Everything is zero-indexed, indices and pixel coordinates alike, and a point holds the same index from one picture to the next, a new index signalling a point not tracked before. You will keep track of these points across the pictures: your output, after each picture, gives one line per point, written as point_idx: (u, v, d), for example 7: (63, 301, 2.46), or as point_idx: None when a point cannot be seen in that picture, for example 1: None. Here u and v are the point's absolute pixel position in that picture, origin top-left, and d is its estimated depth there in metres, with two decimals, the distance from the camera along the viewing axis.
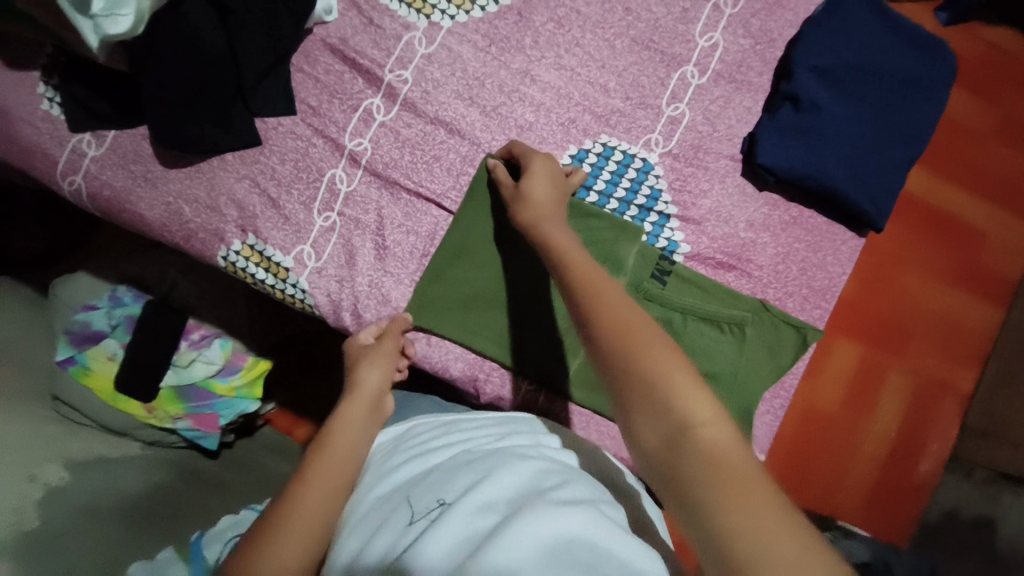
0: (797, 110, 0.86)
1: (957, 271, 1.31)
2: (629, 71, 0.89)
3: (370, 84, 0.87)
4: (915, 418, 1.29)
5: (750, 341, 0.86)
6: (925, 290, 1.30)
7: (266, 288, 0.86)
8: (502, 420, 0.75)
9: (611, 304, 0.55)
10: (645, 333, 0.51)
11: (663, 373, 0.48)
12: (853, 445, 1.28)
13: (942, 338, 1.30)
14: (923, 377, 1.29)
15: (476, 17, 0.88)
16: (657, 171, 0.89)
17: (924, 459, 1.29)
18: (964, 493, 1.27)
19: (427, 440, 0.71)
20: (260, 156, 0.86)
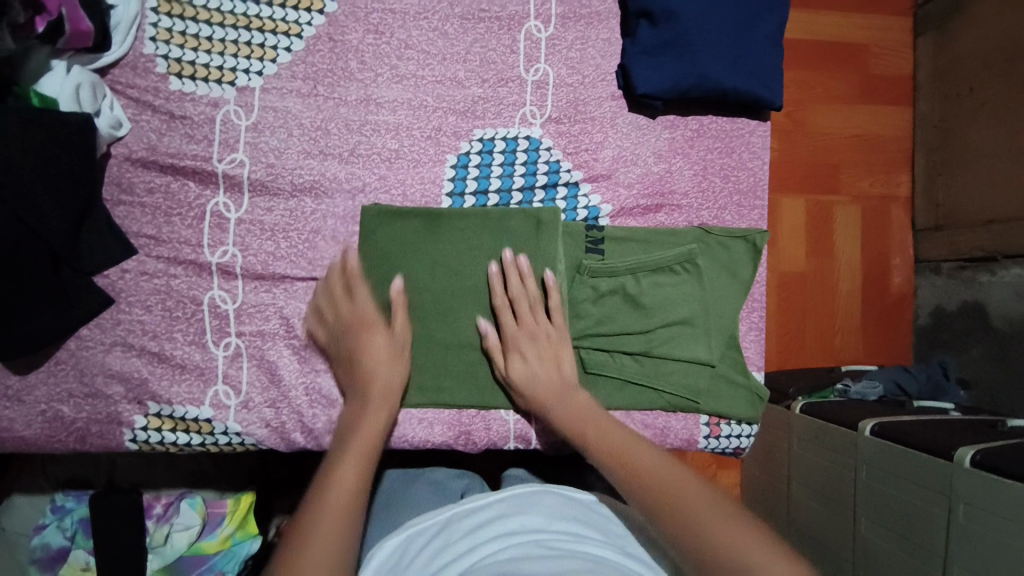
0: (654, 24, 0.78)
1: (859, 92, 1.42)
2: (473, 52, 0.80)
3: (203, 184, 0.75)
4: (871, 238, 1.44)
5: (707, 272, 0.82)
6: (836, 120, 1.42)
7: (196, 448, 0.75)
8: (516, 501, 0.61)
9: (669, 477, 0.56)
10: (704, 510, 0.53)
11: (746, 552, 0.49)
12: (831, 285, 1.42)
13: (864, 157, 1.43)
14: (865, 200, 1.43)
15: (285, 62, 0.76)
16: (547, 143, 0.81)
17: (894, 271, 1.45)
18: (941, 288, 1.39)
19: (435, 555, 0.54)
20: (121, 314, 0.73)
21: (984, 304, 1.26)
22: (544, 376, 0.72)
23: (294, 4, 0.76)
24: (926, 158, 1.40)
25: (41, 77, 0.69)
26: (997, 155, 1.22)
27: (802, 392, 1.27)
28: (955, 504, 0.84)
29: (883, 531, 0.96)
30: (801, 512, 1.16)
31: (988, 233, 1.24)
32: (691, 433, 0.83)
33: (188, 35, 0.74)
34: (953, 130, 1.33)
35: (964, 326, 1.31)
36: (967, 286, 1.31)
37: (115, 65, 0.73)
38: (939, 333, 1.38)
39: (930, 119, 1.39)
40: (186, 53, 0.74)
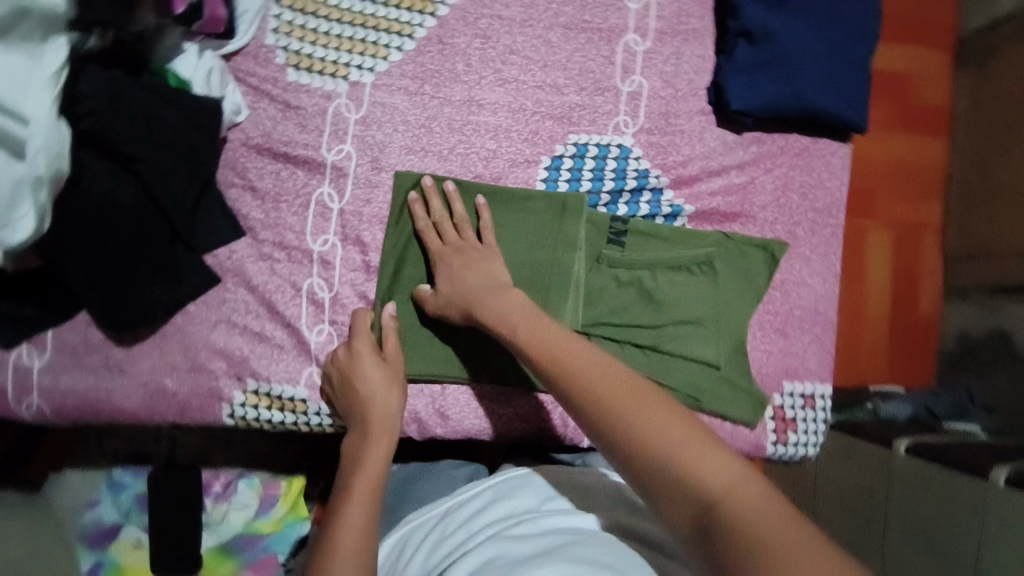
0: (753, 44, 0.81)
1: (896, 120, 1.46)
2: (573, 60, 0.82)
3: (311, 173, 0.77)
4: (901, 263, 1.47)
5: (723, 274, 0.84)
6: (872, 147, 1.46)
7: (289, 427, 0.77)
8: (503, 486, 0.69)
9: (595, 380, 0.53)
10: (625, 403, 0.51)
11: (668, 448, 0.47)
12: (859, 307, 1.47)
13: (899, 184, 1.47)
14: (897, 225, 1.47)
15: (396, 60, 0.78)
16: (636, 153, 0.84)
17: (920, 295, 1.48)
18: (966, 314, 1.42)
19: (438, 536, 0.63)
20: (227, 293, 0.76)
21: (1011, 332, 1.27)
22: (472, 282, 0.69)
23: (409, 6, 0.78)
24: (960, 187, 1.43)
25: (175, 57, 0.71)
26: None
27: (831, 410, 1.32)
28: (987, 525, 0.81)
29: (910, 550, 0.92)
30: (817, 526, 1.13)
31: (1017, 264, 1.27)
32: (759, 439, 0.86)
33: (308, 29, 0.77)
34: (987, 162, 1.35)
35: (986, 352, 1.34)
36: (994, 313, 1.33)
37: (238, 53, 0.76)
38: (964, 361, 1.40)
39: (965, 149, 1.42)
40: (304, 47, 0.77)
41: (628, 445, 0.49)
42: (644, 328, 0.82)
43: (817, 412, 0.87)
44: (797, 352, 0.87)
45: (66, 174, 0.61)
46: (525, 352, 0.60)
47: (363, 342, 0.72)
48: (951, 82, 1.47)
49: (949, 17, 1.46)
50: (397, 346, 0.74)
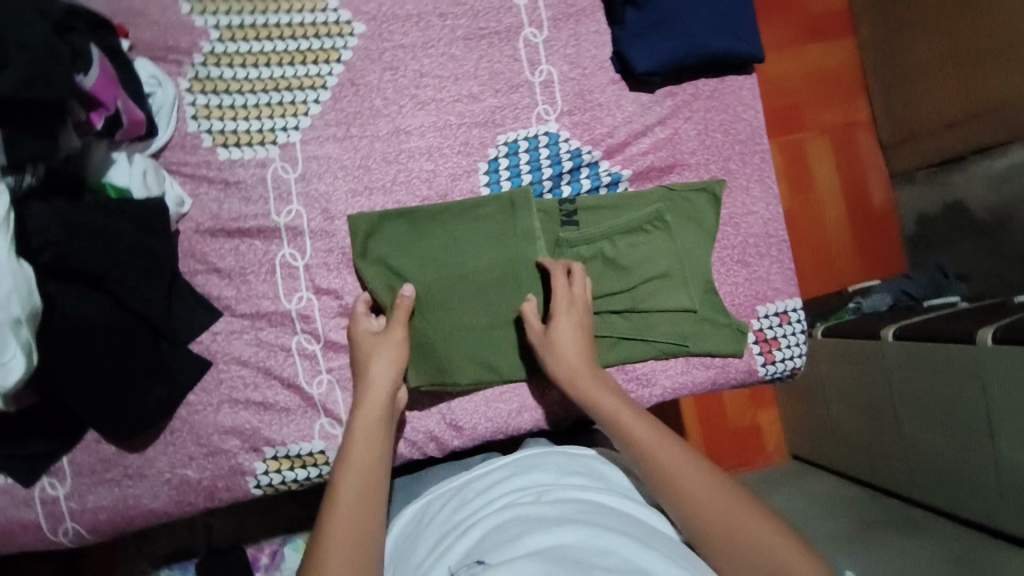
0: (639, 8, 0.87)
1: (803, 34, 1.54)
2: (482, 67, 0.86)
3: (268, 240, 0.80)
4: (844, 164, 1.56)
5: (676, 224, 0.88)
6: (787, 65, 1.54)
7: (316, 481, 0.80)
8: (525, 459, 0.72)
9: (667, 456, 0.63)
10: (696, 479, 0.61)
11: (728, 517, 0.58)
12: (817, 215, 1.55)
13: (821, 92, 1.55)
14: (830, 130, 1.56)
15: (317, 112, 0.82)
16: (564, 135, 0.88)
17: (872, 189, 1.57)
18: (918, 196, 1.49)
19: (456, 511, 0.66)
20: (221, 374, 0.78)
21: (964, 203, 1.34)
22: (569, 340, 0.76)
23: (313, 59, 0.82)
24: (878, 80, 1.52)
25: (107, 169, 0.73)
26: (943, 64, 1.32)
27: (819, 318, 1.40)
28: (989, 383, 0.92)
29: (929, 425, 1.05)
30: (844, 424, 1.28)
31: (948, 135, 1.34)
32: (750, 363, 0.91)
33: (226, 106, 0.80)
34: (895, 49, 1.44)
35: (942, 228, 1.43)
36: (942, 189, 1.40)
37: (165, 149, 0.79)
38: (928, 238, 1.48)
39: (872, 44, 1.51)
40: (227, 124, 0.79)
41: (695, 513, 0.59)
42: (619, 294, 0.87)
43: (793, 325, 0.92)
44: (760, 276, 0.92)
45: (39, 308, 0.62)
46: (613, 420, 0.68)
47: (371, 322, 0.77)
48: None
49: None
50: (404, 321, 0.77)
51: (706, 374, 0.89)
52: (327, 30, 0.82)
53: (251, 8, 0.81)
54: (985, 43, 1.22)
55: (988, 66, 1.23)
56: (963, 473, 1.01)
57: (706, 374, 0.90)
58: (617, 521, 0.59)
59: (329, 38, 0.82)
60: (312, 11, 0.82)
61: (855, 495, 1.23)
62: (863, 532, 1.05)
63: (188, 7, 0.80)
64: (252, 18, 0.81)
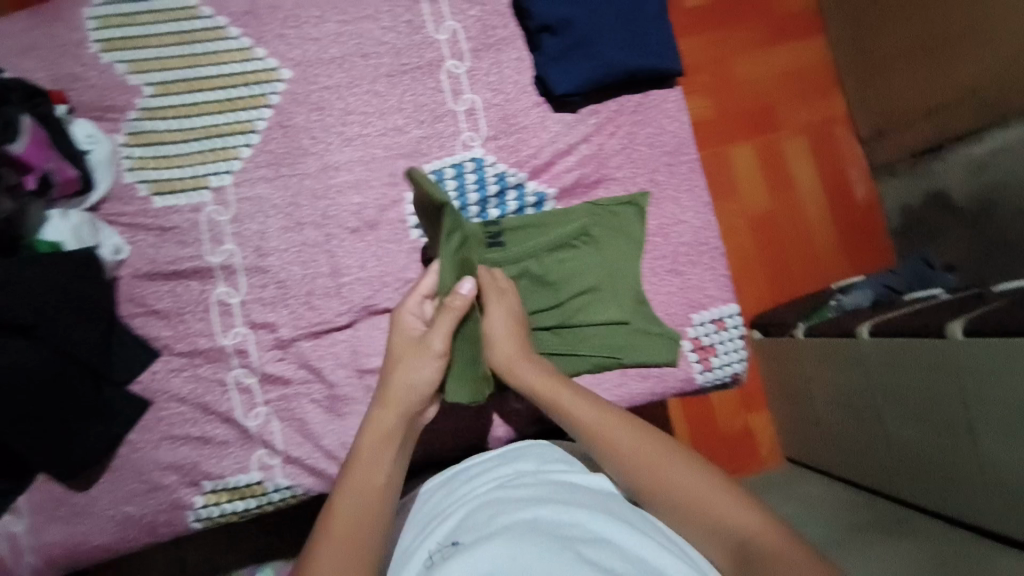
0: (556, 34, 0.88)
1: (773, 34, 1.55)
2: (406, 100, 0.89)
3: (204, 280, 0.83)
4: (823, 159, 1.55)
5: (603, 238, 0.89)
6: (759, 65, 1.55)
7: (255, 511, 0.83)
8: (510, 450, 0.75)
9: (597, 420, 0.67)
10: (623, 436, 0.65)
11: (653, 464, 0.62)
12: (800, 212, 1.53)
13: (794, 91, 1.55)
14: (807, 127, 1.55)
15: (248, 155, 0.85)
16: (490, 160, 0.90)
17: (854, 183, 1.55)
18: (901, 187, 1.48)
19: (445, 498, 0.69)
20: (162, 411, 0.82)
21: (947, 191, 1.34)
22: (501, 344, 0.76)
23: (243, 105, 0.85)
24: (851, 75, 1.52)
25: (43, 227, 0.79)
26: (913, 53, 1.33)
27: (800, 317, 1.35)
28: (963, 377, 0.91)
29: (911, 423, 1.03)
30: (830, 427, 1.28)
31: (927, 123, 1.34)
32: (687, 372, 0.92)
33: (161, 156, 0.84)
34: (865, 43, 1.45)
35: (928, 218, 1.41)
36: (924, 177, 1.40)
37: (104, 200, 0.84)
38: (912, 228, 1.47)
39: (843, 40, 1.52)
40: (162, 173, 0.84)
41: (626, 466, 0.63)
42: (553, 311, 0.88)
43: (730, 331, 0.93)
44: (693, 284, 0.94)
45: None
46: (544, 399, 0.72)
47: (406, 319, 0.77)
48: None
49: None
50: (449, 324, 0.74)
51: (642, 386, 0.90)
52: (255, 77, 0.86)
53: (183, 63, 0.86)
54: (955, 26, 1.23)
55: (958, 50, 1.24)
56: (942, 467, 0.99)
57: (643, 385, 0.91)
58: (592, 500, 0.61)
59: (257, 84, 0.86)
60: (241, 61, 0.86)
61: (845, 496, 1.20)
62: (857, 534, 1.01)
63: (124, 68, 0.85)
64: (184, 73, 0.85)
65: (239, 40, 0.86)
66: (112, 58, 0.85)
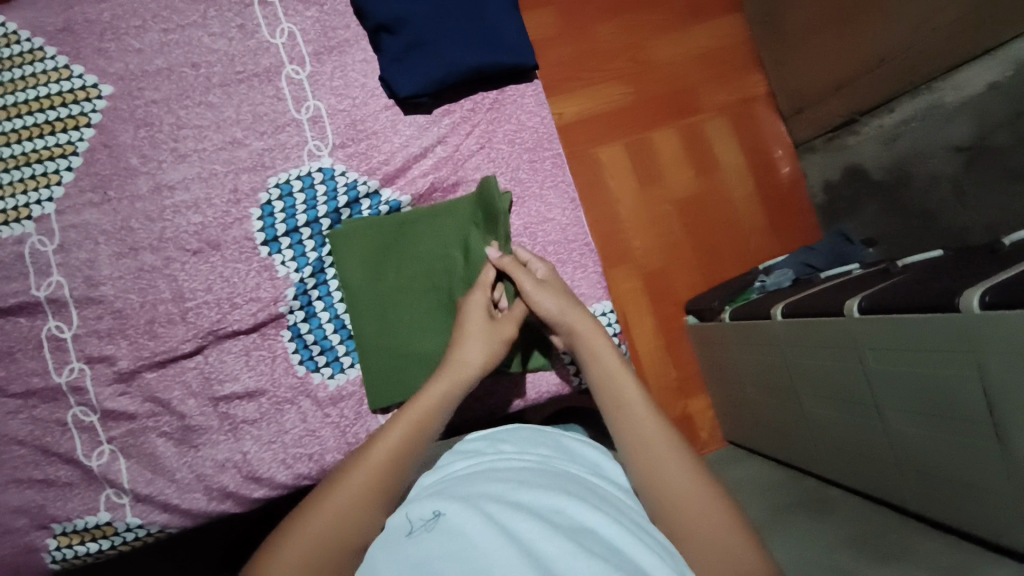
0: (393, 33, 0.85)
1: (686, 14, 1.54)
2: (244, 111, 0.85)
3: (32, 315, 0.79)
4: (745, 139, 1.54)
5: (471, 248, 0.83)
6: (673, 47, 1.52)
7: (111, 551, 0.80)
8: (498, 432, 0.72)
9: (622, 388, 0.65)
10: (646, 413, 0.63)
11: (654, 449, 0.60)
12: (725, 195, 1.52)
13: (712, 71, 1.53)
14: (727, 108, 1.53)
15: (70, 180, 0.81)
16: (340, 169, 0.86)
17: (778, 161, 1.54)
18: (822, 164, 1.46)
19: (431, 473, 0.65)
20: (1, 454, 0.78)
21: (862, 164, 1.32)
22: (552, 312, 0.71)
23: (62, 128, 0.81)
24: (768, 52, 1.51)
25: None
26: (821, 26, 1.30)
27: (726, 301, 1.31)
28: (864, 353, 0.85)
29: (824, 401, 0.98)
30: (757, 406, 1.23)
31: (839, 98, 1.32)
32: (562, 376, 0.89)
33: None
34: (778, 18, 1.43)
35: (851, 193, 1.39)
36: (841, 152, 1.38)
37: None
38: (835, 204, 1.45)
39: (759, 17, 1.50)
40: None
41: (630, 444, 0.61)
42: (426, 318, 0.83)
43: (605, 328, 0.90)
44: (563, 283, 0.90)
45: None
46: (579, 349, 0.70)
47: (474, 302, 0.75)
48: None
49: None
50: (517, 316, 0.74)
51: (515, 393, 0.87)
52: (73, 97, 0.81)
53: None
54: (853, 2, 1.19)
55: (859, 23, 1.20)
56: (854, 446, 0.93)
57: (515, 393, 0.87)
58: (580, 484, 0.59)
59: (76, 104, 0.81)
60: (58, 80, 0.81)
61: (772, 477, 1.16)
62: (771, 520, 0.95)
63: None
64: None
65: (53, 60, 0.82)
66: None
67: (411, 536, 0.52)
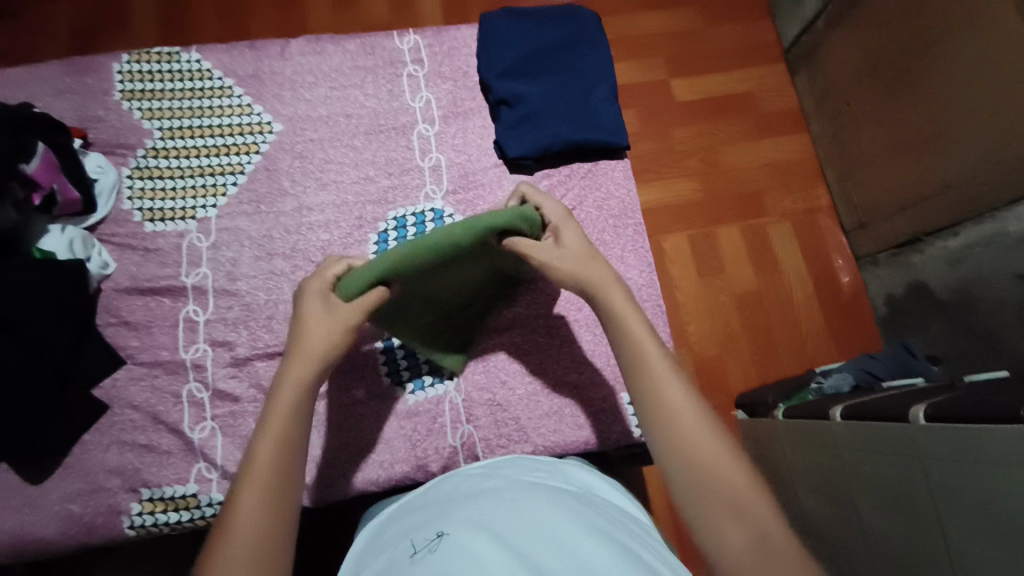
0: (510, 107, 1.01)
1: (756, 128, 1.69)
2: (378, 155, 1.01)
3: (176, 298, 0.92)
4: (808, 246, 1.60)
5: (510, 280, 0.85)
6: (742, 154, 1.66)
7: (186, 525, 0.84)
8: (495, 463, 0.74)
9: (650, 357, 0.63)
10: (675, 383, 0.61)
11: (688, 424, 0.59)
12: (785, 294, 1.56)
13: (778, 179, 1.65)
14: (791, 214, 1.63)
15: (233, 193, 0.97)
16: (449, 210, 0.99)
17: (838, 270, 1.59)
18: (884, 277, 1.50)
19: (437, 495, 0.67)
20: (115, 416, 0.87)
21: (927, 282, 1.35)
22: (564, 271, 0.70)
23: (236, 151, 0.99)
24: (833, 168, 1.62)
25: (42, 237, 0.88)
26: (889, 149, 1.41)
27: (780, 399, 1.32)
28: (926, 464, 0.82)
29: (886, 515, 0.92)
30: (813, 515, 1.15)
31: (905, 217, 1.39)
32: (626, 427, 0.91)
33: (159, 188, 0.96)
34: (844, 139, 1.56)
35: (915, 308, 1.40)
36: (904, 269, 1.42)
37: (102, 222, 0.95)
38: (898, 318, 1.47)
39: (825, 137, 1.63)
40: (156, 203, 0.96)
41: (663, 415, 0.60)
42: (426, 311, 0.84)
43: None
44: None
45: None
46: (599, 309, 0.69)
47: (321, 313, 0.66)
48: (791, 86, 1.74)
49: (771, 38, 1.78)
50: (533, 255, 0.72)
51: (577, 434, 0.90)
52: (250, 129, 1.00)
53: (191, 115, 1.00)
54: (919, 132, 1.31)
55: (927, 152, 1.30)
56: (907, 560, 0.88)
57: (579, 434, 0.90)
58: (575, 503, 0.61)
59: (250, 135, 1.00)
60: (240, 114, 1.01)
61: None
62: None
63: (140, 114, 1.00)
64: (190, 122, 1.00)
65: (239, 98, 1.02)
66: (131, 106, 1.00)
67: (416, 555, 0.55)
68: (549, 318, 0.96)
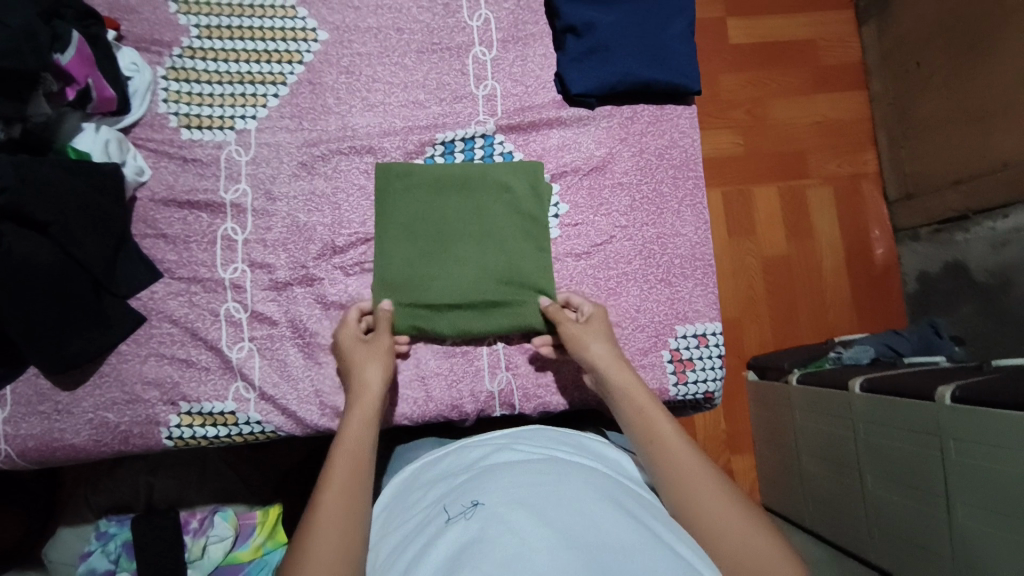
0: (578, 36, 0.93)
1: (811, 82, 1.57)
2: (430, 78, 0.94)
3: (214, 214, 0.88)
4: (846, 215, 1.53)
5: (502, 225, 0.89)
6: (794, 110, 1.56)
7: (224, 440, 0.86)
8: (520, 433, 0.73)
9: (680, 463, 0.62)
10: (709, 488, 0.59)
11: (731, 531, 0.55)
12: (815, 263, 1.51)
13: (828, 140, 1.56)
14: (833, 179, 1.55)
15: (274, 105, 0.91)
16: (500, 138, 0.94)
17: (873, 243, 1.53)
18: (922, 254, 1.45)
19: (465, 462, 0.66)
20: (153, 329, 0.86)
21: (966, 263, 1.31)
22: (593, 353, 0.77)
23: (277, 59, 0.91)
24: (887, 133, 1.52)
25: (75, 136, 0.84)
26: (953, 118, 1.31)
27: (796, 364, 1.27)
28: (946, 444, 0.82)
29: (891, 487, 0.93)
30: (812, 481, 1.17)
31: (956, 194, 1.32)
32: (661, 385, 0.90)
33: (195, 93, 0.90)
34: (906, 103, 1.45)
35: (949, 289, 1.36)
36: (946, 247, 1.37)
37: (136, 124, 0.90)
38: (928, 297, 1.42)
39: (884, 97, 1.52)
40: (193, 109, 0.90)
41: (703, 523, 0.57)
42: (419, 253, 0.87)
43: (711, 349, 0.92)
44: (680, 297, 0.93)
45: None
46: (627, 413, 0.70)
47: (368, 367, 0.76)
48: (857, 39, 1.60)
49: None
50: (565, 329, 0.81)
51: None
52: (293, 34, 0.92)
53: (228, 11, 0.92)
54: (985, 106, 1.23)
55: (995, 125, 1.21)
56: (915, 540, 0.89)
57: None
58: (602, 477, 0.61)
59: (294, 41, 0.92)
60: (283, 17, 0.92)
61: (815, 553, 1.11)
62: None
63: (175, 7, 0.91)
64: (229, 20, 0.91)
65: None
66: None
67: (451, 521, 0.54)
68: (595, 269, 0.92)
